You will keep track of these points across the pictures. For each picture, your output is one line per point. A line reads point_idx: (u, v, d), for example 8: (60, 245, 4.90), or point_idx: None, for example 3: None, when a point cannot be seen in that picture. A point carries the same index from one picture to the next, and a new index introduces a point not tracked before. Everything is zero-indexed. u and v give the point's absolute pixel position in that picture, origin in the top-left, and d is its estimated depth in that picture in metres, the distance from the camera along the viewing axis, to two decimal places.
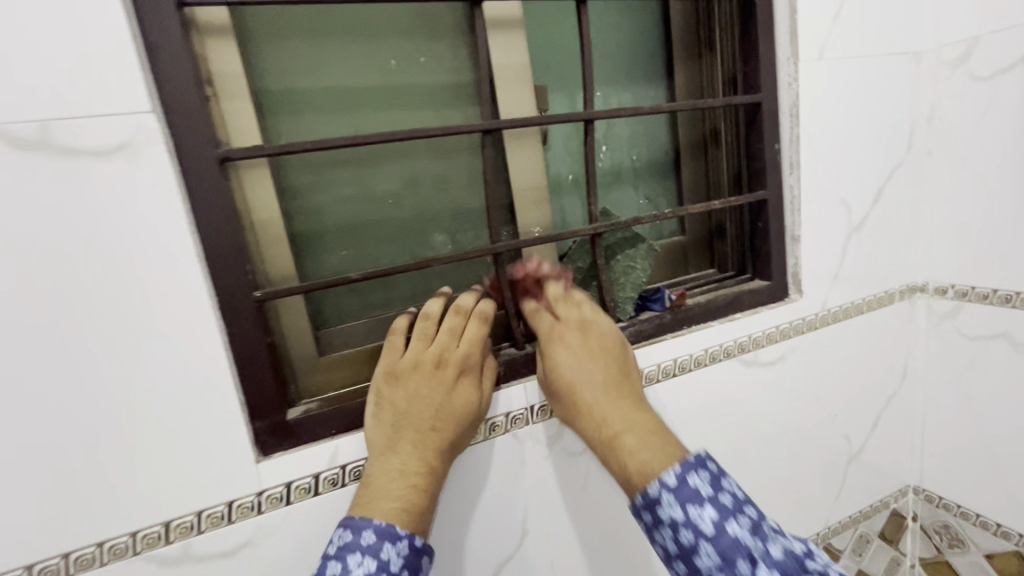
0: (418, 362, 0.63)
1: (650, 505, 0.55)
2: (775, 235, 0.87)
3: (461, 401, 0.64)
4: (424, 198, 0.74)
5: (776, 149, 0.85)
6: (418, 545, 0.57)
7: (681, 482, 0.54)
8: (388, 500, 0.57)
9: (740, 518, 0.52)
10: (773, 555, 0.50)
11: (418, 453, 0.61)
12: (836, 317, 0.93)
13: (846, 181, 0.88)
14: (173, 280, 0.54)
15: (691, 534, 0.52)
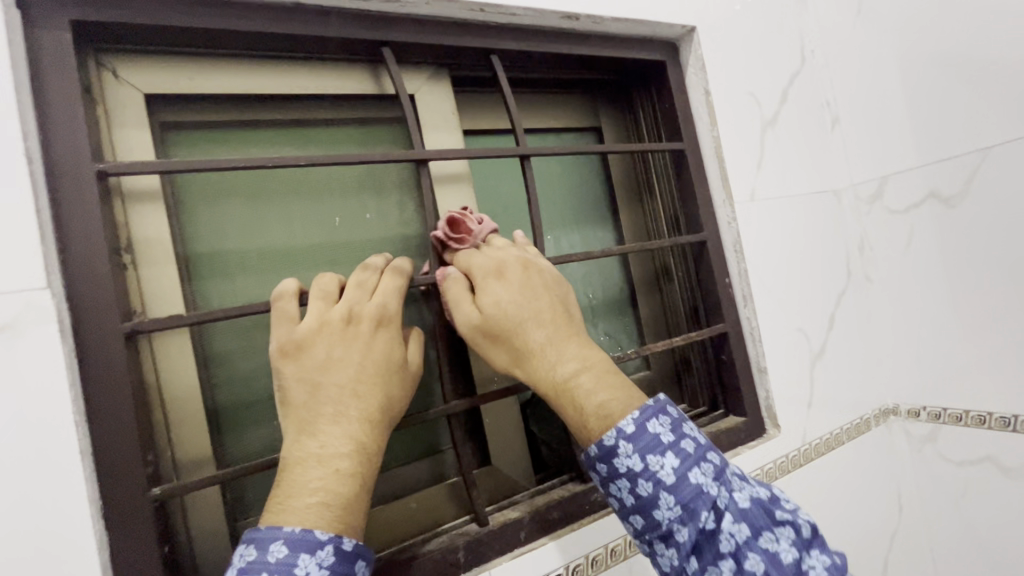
0: (323, 321, 0.51)
1: (605, 454, 0.49)
2: (742, 368, 0.85)
3: (382, 358, 0.52)
4: None
5: (727, 283, 0.86)
6: (349, 548, 0.43)
7: (639, 429, 0.49)
8: (303, 495, 0.44)
9: (703, 465, 0.49)
10: (739, 505, 0.48)
11: (342, 427, 0.48)
12: (818, 451, 0.88)
13: (800, 311, 0.89)
14: (42, 488, 0.43)
15: (648, 485, 0.48)
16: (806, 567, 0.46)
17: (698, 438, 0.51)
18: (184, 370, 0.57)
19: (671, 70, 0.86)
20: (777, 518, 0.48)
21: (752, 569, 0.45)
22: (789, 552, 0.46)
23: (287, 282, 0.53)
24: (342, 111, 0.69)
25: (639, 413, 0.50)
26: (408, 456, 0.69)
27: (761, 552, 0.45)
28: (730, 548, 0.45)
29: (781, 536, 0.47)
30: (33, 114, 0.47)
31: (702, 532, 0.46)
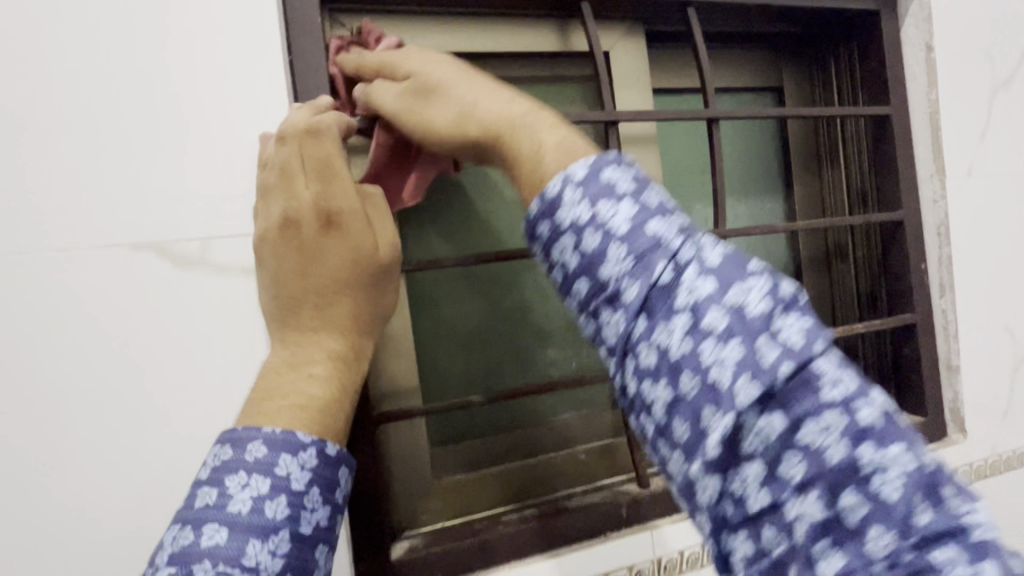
0: (269, 181, 0.45)
1: (548, 210, 0.37)
2: (929, 363, 0.76)
3: (334, 259, 0.44)
4: (547, 311, 0.71)
5: (923, 270, 0.77)
6: (334, 453, 0.40)
7: (592, 173, 0.37)
8: (276, 400, 0.40)
9: (668, 221, 0.35)
10: (699, 264, 0.33)
11: (316, 332, 0.43)
12: (1007, 463, 0.79)
13: (1009, 307, 0.78)
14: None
15: (598, 238, 0.35)
16: (816, 380, 0.30)
17: (666, 199, 0.37)
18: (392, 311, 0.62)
19: (888, 22, 0.75)
20: (890, 446, 0.29)
21: (720, 353, 0.31)
22: (759, 305, 0.32)
23: (261, 137, 0.48)
24: (534, 70, 0.69)
25: (593, 157, 0.37)
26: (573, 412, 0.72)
27: (740, 336, 0.31)
28: (686, 301, 0.33)
29: (850, 475, 0.29)
30: (293, 70, 0.53)
31: (654, 286, 0.34)
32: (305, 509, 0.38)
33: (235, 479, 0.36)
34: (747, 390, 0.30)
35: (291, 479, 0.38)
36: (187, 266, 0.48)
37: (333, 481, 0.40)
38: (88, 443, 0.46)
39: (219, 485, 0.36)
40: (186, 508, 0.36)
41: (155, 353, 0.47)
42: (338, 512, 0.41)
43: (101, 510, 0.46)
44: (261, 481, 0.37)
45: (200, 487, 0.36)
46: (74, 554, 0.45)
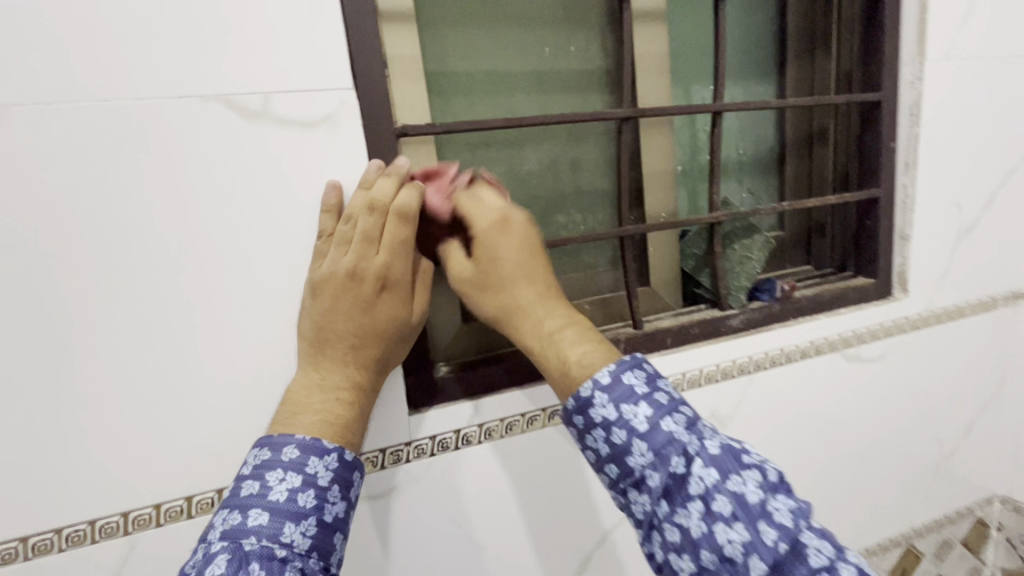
0: (341, 236, 0.55)
1: (581, 407, 0.52)
2: (886, 232, 0.88)
3: (385, 316, 0.56)
4: (557, 177, 0.77)
5: (892, 148, 0.86)
6: (350, 459, 0.52)
7: (614, 380, 0.51)
8: (308, 414, 0.52)
9: (675, 415, 0.50)
10: (708, 451, 0.48)
11: (341, 369, 0.55)
12: (939, 318, 0.92)
13: (961, 183, 0.88)
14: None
15: (623, 433, 0.50)
16: (800, 543, 0.45)
17: (672, 393, 0.52)
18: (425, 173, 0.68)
19: None
20: (810, 556, 0.45)
21: (731, 534, 0.45)
22: (754, 494, 0.47)
23: (328, 185, 0.57)
24: None
25: (614, 366, 0.52)
26: (577, 270, 0.83)
27: (745, 521, 0.45)
28: (698, 491, 0.47)
29: (803, 562, 0.45)
30: None
31: (672, 477, 0.47)
32: (328, 501, 0.49)
33: (273, 475, 0.48)
34: (757, 565, 0.45)
35: (318, 475, 0.49)
36: (251, 117, 0.53)
37: (349, 480, 0.51)
38: (179, 277, 0.54)
39: (261, 479, 0.48)
40: (232, 497, 0.47)
41: (229, 195, 0.54)
42: (352, 508, 0.52)
43: (195, 328, 0.55)
44: (295, 476, 0.48)
45: (245, 480, 0.48)
46: (183, 365, 0.55)
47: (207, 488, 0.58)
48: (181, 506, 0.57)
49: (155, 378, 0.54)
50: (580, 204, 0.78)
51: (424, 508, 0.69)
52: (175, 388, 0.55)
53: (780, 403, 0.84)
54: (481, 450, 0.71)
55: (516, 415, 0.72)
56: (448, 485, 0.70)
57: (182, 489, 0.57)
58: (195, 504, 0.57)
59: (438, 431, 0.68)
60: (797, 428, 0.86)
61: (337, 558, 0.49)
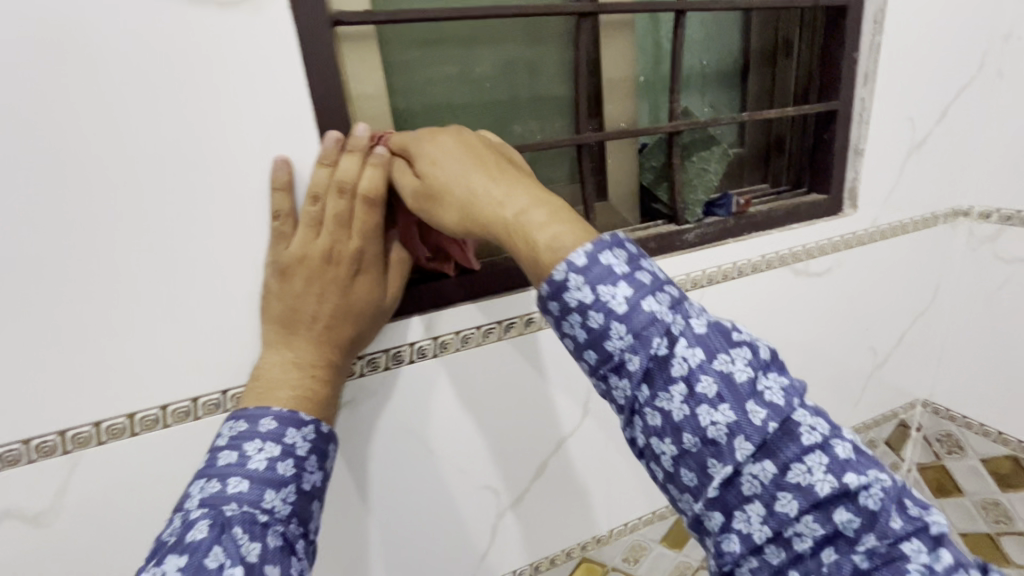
0: (308, 218, 0.56)
1: (556, 291, 0.46)
2: (840, 147, 0.89)
3: (360, 299, 0.59)
4: (513, 82, 0.72)
5: (854, 58, 0.85)
6: (325, 430, 0.57)
7: (592, 259, 0.45)
8: (283, 389, 0.55)
9: (659, 295, 0.45)
10: (694, 330, 0.44)
11: (314, 348, 0.57)
12: (883, 234, 0.95)
13: (915, 97, 0.89)
14: (299, 139, 0.57)
15: (601, 316, 0.45)
16: (792, 422, 0.43)
17: (657, 272, 0.46)
18: (367, 71, 0.63)
19: None
20: (801, 433, 0.42)
21: (716, 416, 0.43)
22: (742, 373, 0.43)
23: (276, 159, 0.56)
24: None
25: (590, 245, 0.45)
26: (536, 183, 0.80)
27: (733, 402, 0.43)
28: (682, 371, 0.43)
29: (794, 440, 0.42)
30: None
31: (654, 359, 0.44)
32: (305, 470, 0.54)
33: (252, 445, 0.51)
34: (744, 446, 0.42)
35: (296, 445, 0.53)
36: None
37: (324, 452, 0.56)
38: (98, 177, 0.50)
39: (238, 448, 0.51)
40: (209, 466, 0.50)
41: (145, 84, 0.50)
42: (327, 478, 0.57)
43: (120, 233, 0.52)
44: (274, 446, 0.52)
45: (222, 451, 0.51)
46: (112, 274, 0.52)
47: (150, 406, 0.57)
48: (122, 424, 0.56)
49: (82, 288, 0.51)
50: (537, 112, 0.75)
51: (381, 420, 0.70)
52: (106, 298, 0.53)
53: (727, 316, 0.87)
54: (436, 363, 0.71)
55: (472, 328, 0.72)
56: (405, 397, 0.71)
57: (123, 406, 0.56)
58: (139, 423, 0.57)
59: (392, 344, 0.67)
60: (743, 339, 0.90)
61: (313, 524, 0.54)
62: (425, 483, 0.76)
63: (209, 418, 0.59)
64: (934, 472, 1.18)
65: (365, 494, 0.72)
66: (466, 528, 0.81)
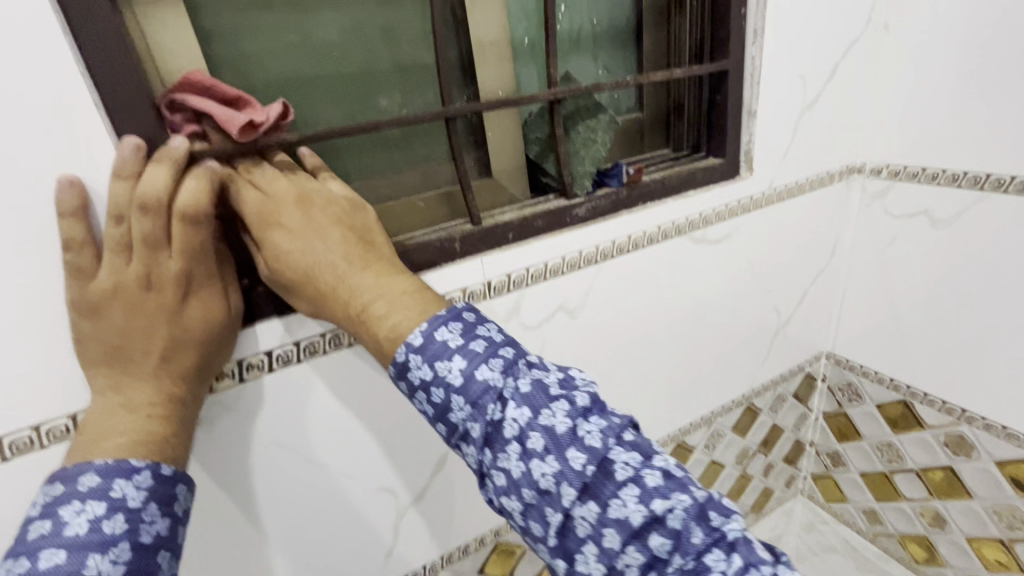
0: (113, 243, 0.47)
1: (402, 372, 0.50)
2: (733, 109, 0.86)
3: (198, 321, 0.51)
4: (369, 48, 0.64)
5: (742, 14, 0.81)
6: (168, 472, 0.47)
7: (427, 339, 0.49)
8: (115, 437, 0.46)
9: (492, 361, 0.48)
10: (521, 390, 0.46)
11: (149, 385, 0.49)
12: (780, 196, 0.95)
13: (805, 53, 0.87)
14: (79, 124, 0.46)
15: (442, 391, 0.48)
16: (609, 459, 0.44)
17: (493, 337, 0.50)
18: (177, 42, 0.53)
19: None
20: (616, 470, 0.44)
21: (544, 467, 0.44)
22: (563, 423, 0.45)
23: (61, 182, 0.46)
24: None
25: (424, 325, 0.49)
26: (411, 163, 0.73)
27: (556, 452, 0.44)
28: (514, 432, 0.45)
29: (609, 479, 0.44)
30: None
31: (491, 424, 0.46)
32: (143, 521, 0.44)
33: (70, 508, 0.42)
34: (568, 491, 0.43)
35: (127, 498, 0.44)
36: None
37: (170, 496, 0.47)
38: None
39: (53, 516, 0.42)
40: (15, 544, 0.41)
41: None
42: (179, 523, 0.48)
43: None
44: (98, 504, 0.43)
45: (31, 524, 0.42)
46: None
47: None
48: None
49: None
50: (403, 82, 0.67)
51: (245, 438, 0.63)
52: None
53: (627, 289, 0.84)
54: (304, 368, 0.64)
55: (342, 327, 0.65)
56: (271, 410, 0.64)
57: None
58: None
59: (246, 354, 0.59)
60: (646, 312, 0.88)
61: None
62: (310, 496, 0.69)
63: (21, 458, 0.50)
64: (837, 420, 1.24)
65: (241, 518, 0.65)
66: (364, 535, 0.76)
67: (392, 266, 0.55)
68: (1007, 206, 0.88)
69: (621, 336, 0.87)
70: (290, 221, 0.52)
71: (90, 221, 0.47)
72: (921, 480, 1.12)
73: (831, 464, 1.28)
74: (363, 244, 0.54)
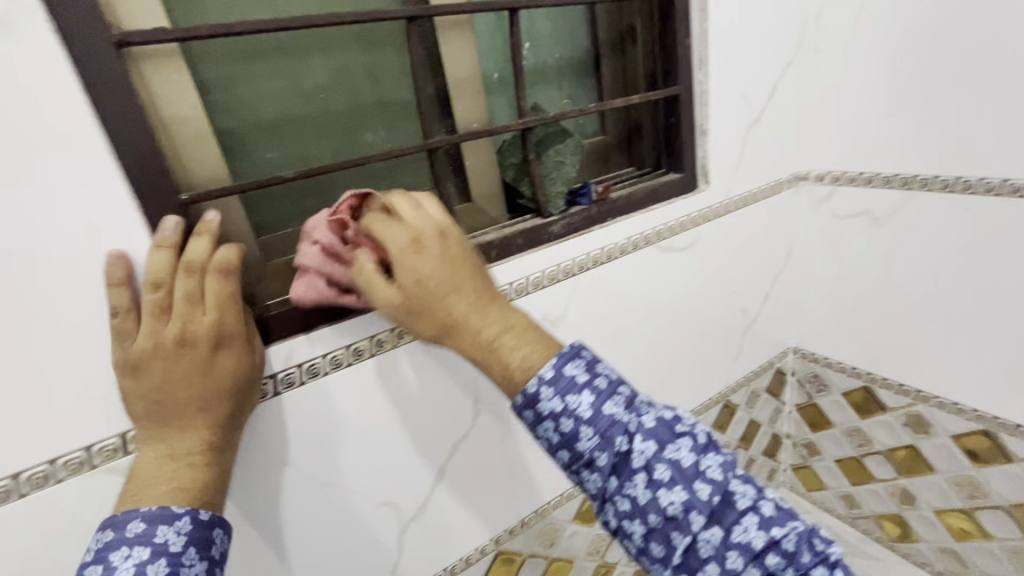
0: (151, 306, 0.51)
1: (530, 403, 0.55)
2: (687, 129, 0.94)
3: (227, 373, 0.54)
4: (354, 90, 0.70)
5: (688, 45, 0.90)
6: (205, 517, 0.50)
7: (558, 373, 0.55)
8: (158, 486, 0.50)
9: (615, 397, 0.55)
10: (646, 424, 0.54)
11: (186, 434, 0.52)
12: (736, 205, 1.04)
13: (746, 76, 0.96)
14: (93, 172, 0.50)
15: (570, 423, 0.54)
16: (732, 491, 0.53)
17: (611, 375, 0.56)
18: (180, 93, 0.58)
19: None
20: (738, 502, 0.52)
21: (671, 496, 0.51)
22: (688, 457, 0.53)
23: (110, 256, 0.51)
24: None
25: (554, 361, 0.55)
26: (396, 192, 0.78)
27: (682, 482, 0.52)
28: (642, 462, 0.53)
29: (733, 509, 0.52)
30: None
31: (618, 454, 0.53)
32: (183, 564, 0.48)
33: (118, 554, 0.46)
34: (696, 518, 0.51)
35: (169, 543, 0.48)
36: None
37: (207, 539, 0.50)
38: None
39: (104, 561, 0.46)
40: None
41: None
42: (216, 565, 0.51)
43: None
44: (142, 550, 0.47)
45: (86, 568, 0.46)
46: None
47: None
48: None
49: None
50: (386, 119, 0.73)
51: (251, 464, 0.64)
52: None
53: (604, 297, 0.90)
54: (306, 391, 0.67)
55: (340, 347, 0.68)
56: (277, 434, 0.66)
57: None
58: None
59: None
60: (623, 319, 0.94)
61: None
62: (321, 515, 0.72)
63: (34, 494, 0.51)
64: (808, 411, 1.31)
65: (249, 544, 0.66)
66: (370, 553, 0.77)
67: (503, 302, 0.60)
68: (934, 202, 0.98)
69: (601, 342, 0.93)
70: (407, 259, 0.58)
71: (133, 289, 0.52)
72: (890, 461, 1.19)
73: (808, 454, 1.35)
74: (477, 276, 0.60)
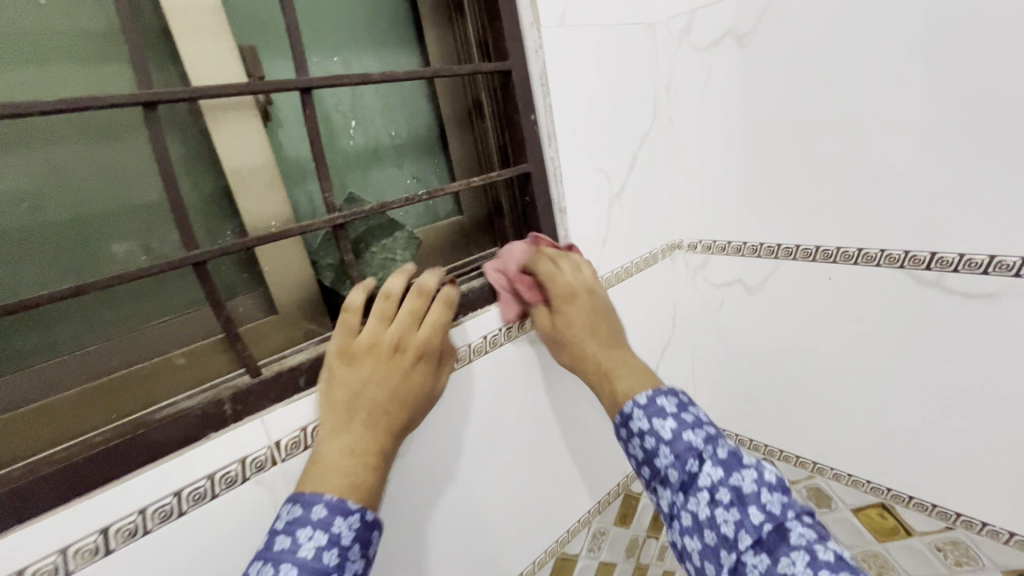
0: (381, 313, 0.61)
1: (626, 420, 0.68)
2: (543, 208, 0.85)
3: (415, 386, 0.63)
4: (84, 193, 0.54)
5: (533, 120, 0.82)
6: (370, 518, 0.53)
7: (650, 401, 0.67)
8: (340, 476, 0.53)
9: (697, 430, 0.63)
10: (720, 456, 0.60)
11: (372, 433, 0.58)
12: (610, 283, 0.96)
13: (601, 150, 0.91)
14: None
15: (653, 440, 0.64)
16: (785, 529, 0.54)
17: (697, 415, 0.65)
18: None
19: None
20: (790, 537, 0.53)
21: (726, 515, 0.56)
22: (749, 486, 0.57)
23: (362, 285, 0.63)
24: None
25: (651, 391, 0.68)
26: (167, 313, 0.61)
27: (739, 506, 0.56)
28: (707, 483, 0.59)
29: (785, 541, 0.53)
30: None
31: (687, 474, 0.60)
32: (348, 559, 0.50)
33: (303, 532, 0.49)
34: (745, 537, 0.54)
35: (342, 535, 0.50)
36: None
37: (367, 539, 0.53)
38: None
39: (292, 535, 0.49)
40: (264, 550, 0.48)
41: None
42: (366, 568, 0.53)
43: None
44: (322, 535, 0.49)
45: (278, 537, 0.49)
46: None
47: None
48: None
49: None
50: (141, 225, 0.57)
51: None
52: None
53: (464, 409, 0.76)
54: None
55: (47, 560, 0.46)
56: None
57: None
58: None
59: None
60: (489, 428, 0.81)
61: None
62: None
63: None
64: None
65: None
66: None
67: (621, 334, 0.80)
68: (800, 271, 0.96)
69: (469, 459, 0.78)
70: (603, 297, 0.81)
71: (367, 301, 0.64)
72: None
73: None
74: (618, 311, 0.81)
